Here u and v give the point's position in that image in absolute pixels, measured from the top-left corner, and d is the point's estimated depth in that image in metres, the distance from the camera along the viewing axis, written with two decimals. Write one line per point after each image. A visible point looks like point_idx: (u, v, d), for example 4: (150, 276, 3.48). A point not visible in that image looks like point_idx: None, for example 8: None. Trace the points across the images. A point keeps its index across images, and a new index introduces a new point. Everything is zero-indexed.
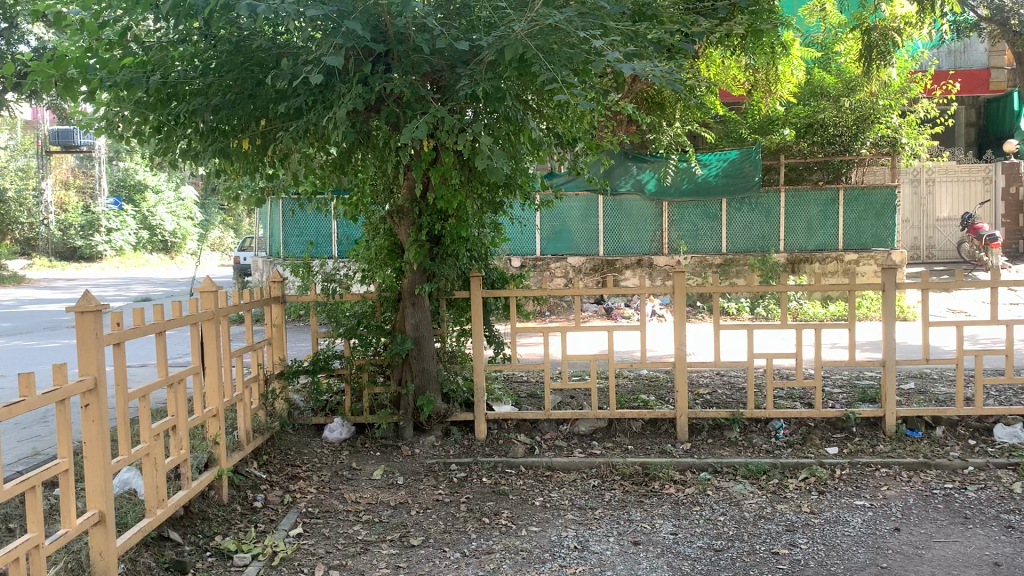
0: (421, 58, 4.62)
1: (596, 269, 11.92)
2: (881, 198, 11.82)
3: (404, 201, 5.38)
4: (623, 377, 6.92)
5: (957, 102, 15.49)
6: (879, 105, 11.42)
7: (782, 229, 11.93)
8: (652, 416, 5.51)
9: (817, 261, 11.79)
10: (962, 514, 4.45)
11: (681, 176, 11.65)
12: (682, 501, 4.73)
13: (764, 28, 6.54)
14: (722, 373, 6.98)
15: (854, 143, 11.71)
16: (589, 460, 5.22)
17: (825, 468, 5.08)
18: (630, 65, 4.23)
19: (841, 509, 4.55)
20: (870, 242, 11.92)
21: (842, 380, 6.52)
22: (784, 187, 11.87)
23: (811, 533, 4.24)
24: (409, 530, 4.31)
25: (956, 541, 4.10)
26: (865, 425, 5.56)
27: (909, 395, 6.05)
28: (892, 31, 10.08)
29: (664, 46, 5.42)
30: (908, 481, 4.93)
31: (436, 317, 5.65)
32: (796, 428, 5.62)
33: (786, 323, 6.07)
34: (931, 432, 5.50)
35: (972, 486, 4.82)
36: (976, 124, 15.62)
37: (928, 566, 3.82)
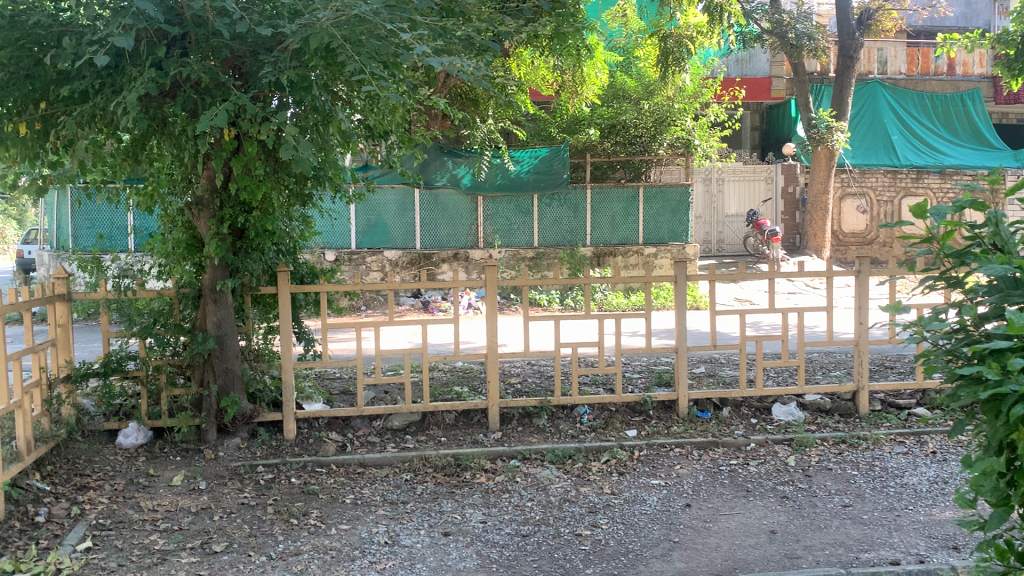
0: (221, 44, 4.43)
1: (413, 262, 11.89)
2: (677, 196, 12.57)
3: (203, 192, 5.12)
4: (437, 369, 6.95)
5: (743, 107, 16.71)
6: (675, 108, 12.08)
7: (589, 224, 12.40)
8: (464, 407, 5.58)
9: (620, 255, 12.45)
10: (745, 488, 4.84)
11: (495, 172, 11.87)
12: (492, 489, 4.83)
13: (568, 31, 6.81)
14: (532, 362, 7.18)
15: (653, 144, 12.38)
16: (401, 455, 5.20)
17: (624, 450, 5.36)
18: (438, 60, 4.26)
19: (639, 489, 4.82)
20: (668, 237, 12.65)
21: (641, 366, 6.90)
22: (590, 184, 12.32)
23: (611, 514, 4.46)
24: (211, 536, 4.13)
25: (739, 513, 4.46)
26: (660, 408, 5.89)
27: (700, 377, 6.51)
28: (687, 39, 10.95)
29: (472, 42, 5.50)
30: (699, 459, 5.30)
31: (240, 314, 5.43)
32: (599, 413, 5.85)
33: (590, 312, 6.32)
34: (718, 412, 5.92)
35: (754, 461, 5.26)
36: (761, 128, 16.84)
37: (714, 537, 4.13)
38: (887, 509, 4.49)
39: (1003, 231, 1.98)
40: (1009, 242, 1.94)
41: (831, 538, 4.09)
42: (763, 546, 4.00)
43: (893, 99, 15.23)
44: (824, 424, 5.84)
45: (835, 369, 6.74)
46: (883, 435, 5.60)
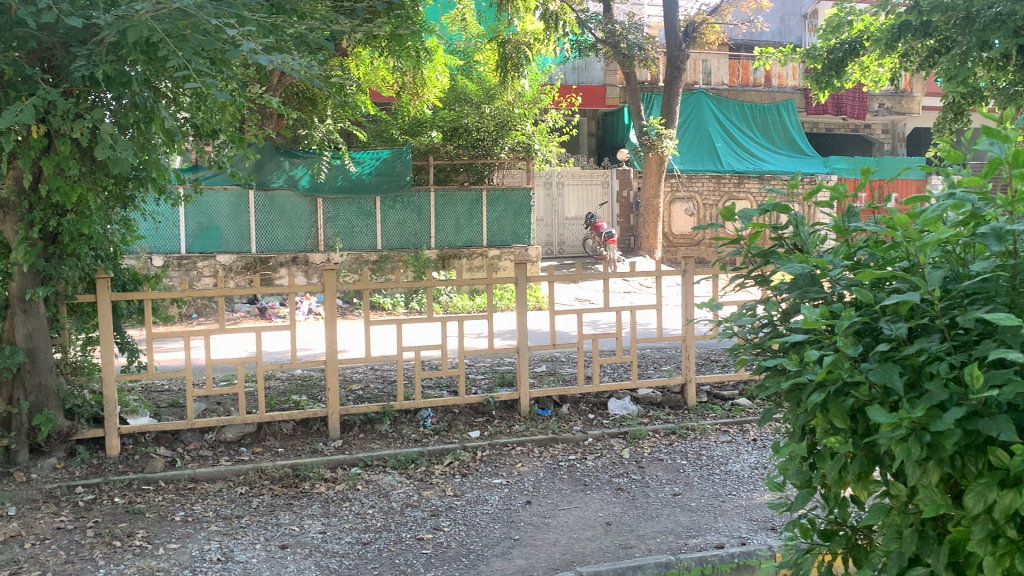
0: (26, 34, 4.11)
1: (248, 267, 11.48)
2: (518, 199, 12.79)
3: (9, 192, 4.71)
4: (275, 378, 6.74)
5: (580, 113, 17.20)
6: (515, 113, 12.34)
7: (432, 227, 12.39)
8: (302, 415, 5.43)
9: (464, 257, 12.50)
10: (582, 482, 4.99)
11: (335, 173, 11.63)
12: (332, 499, 4.73)
13: (405, 34, 6.80)
14: (375, 367, 7.10)
15: (495, 147, 12.51)
16: (236, 468, 5.00)
17: (467, 451, 5.39)
18: (268, 57, 4.11)
19: (480, 489, 4.86)
20: (510, 239, 12.84)
21: (484, 367, 6.96)
22: (432, 187, 12.31)
23: (453, 516, 4.47)
24: (21, 566, 3.81)
25: (576, 507, 4.58)
26: (502, 408, 5.96)
27: (541, 376, 6.65)
28: (524, 45, 11.15)
29: (305, 41, 5.37)
30: (539, 456, 5.41)
31: (55, 325, 5.05)
32: (442, 415, 5.85)
33: (432, 316, 6.31)
34: (558, 409, 6.05)
35: (591, 456, 5.43)
36: (596, 134, 17.43)
37: (553, 533, 4.23)
38: (713, 495, 4.75)
39: (802, 232, 2.14)
40: (807, 242, 2.09)
41: (662, 526, 4.28)
42: (599, 538, 4.13)
43: (716, 109, 16.12)
44: (656, 416, 6.10)
45: (666, 363, 7.07)
46: (710, 425, 5.92)
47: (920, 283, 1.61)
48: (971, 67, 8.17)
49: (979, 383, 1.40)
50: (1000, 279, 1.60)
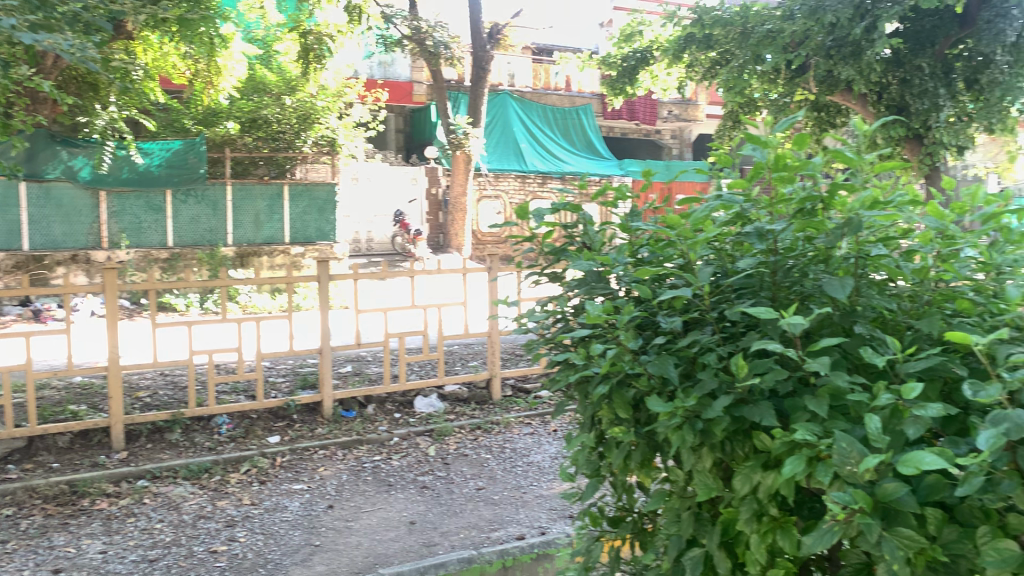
0: None
1: (20, 266, 10.52)
2: (323, 194, 12.44)
3: None
4: (50, 388, 6.16)
5: (386, 110, 17.02)
6: (318, 106, 12.02)
7: (229, 223, 11.83)
8: (80, 427, 4.99)
9: (265, 255, 12.10)
10: (387, 483, 4.93)
11: (119, 164, 10.84)
12: (115, 515, 4.39)
13: (197, 19, 6.43)
14: (165, 372, 6.67)
15: (297, 141, 12.12)
16: (1, 488, 4.50)
17: (266, 457, 5.17)
18: (34, 37, 3.70)
19: (280, 496, 4.69)
20: (314, 236, 12.50)
21: (285, 369, 6.72)
22: (230, 180, 11.72)
23: (250, 525, 4.27)
24: None
25: (380, 508, 4.52)
26: (304, 411, 5.78)
27: (346, 377, 6.51)
28: (326, 37, 10.88)
29: (80, 22, 4.92)
30: (343, 459, 5.29)
31: None
32: (239, 422, 5.57)
33: (228, 316, 5.99)
34: (363, 410, 5.93)
35: (396, 455, 5.38)
36: (403, 130, 17.34)
37: (356, 536, 4.14)
38: (515, 487, 4.85)
39: (590, 232, 2.22)
40: (596, 241, 2.17)
41: (465, 522, 4.30)
42: (402, 538, 4.09)
43: (520, 111, 16.45)
44: (461, 412, 6.15)
45: (472, 359, 7.15)
46: (513, 418, 6.05)
47: (691, 279, 1.70)
48: (746, 78, 8.87)
49: (744, 374, 1.49)
50: (762, 275, 1.74)
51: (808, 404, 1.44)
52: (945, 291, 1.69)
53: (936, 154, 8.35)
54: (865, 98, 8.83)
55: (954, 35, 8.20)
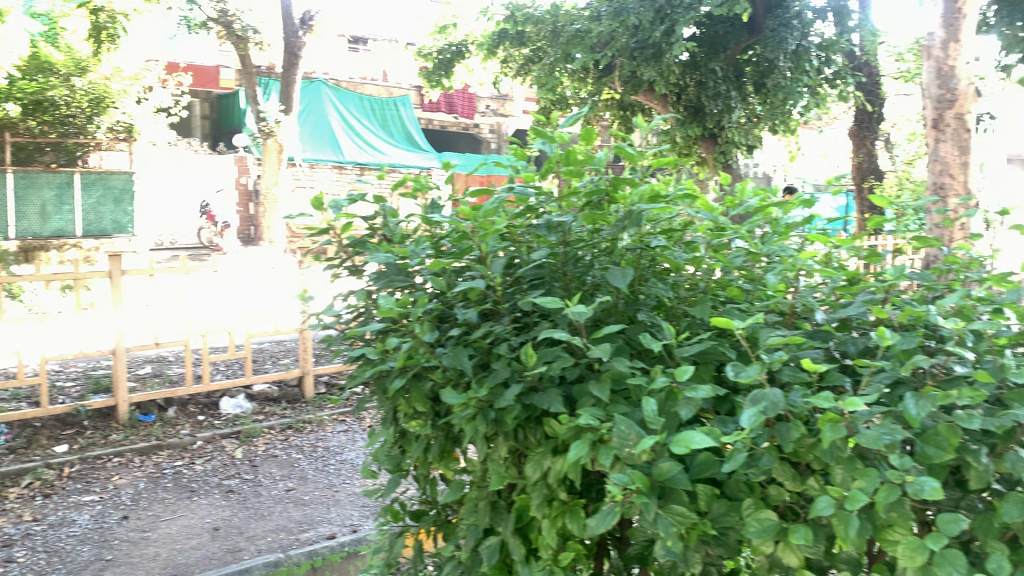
0: None
1: None
2: (119, 184, 11.87)
3: None
4: None
5: (191, 95, 16.11)
6: (114, 90, 10.95)
7: (12, 215, 10.96)
8: None
9: (54, 248, 11.41)
10: (189, 489, 4.67)
11: None
12: None
13: None
14: None
15: (89, 126, 11.09)
16: None
17: (51, 469, 4.75)
18: None
19: (67, 510, 4.33)
20: (109, 229, 11.94)
21: (75, 373, 6.22)
22: (11, 168, 10.82)
23: (31, 544, 3.91)
24: None
25: (181, 516, 4.28)
26: (96, 417, 5.36)
27: (144, 378, 6.11)
28: (121, 15, 9.95)
29: None
30: (140, 466, 4.96)
31: None
32: (20, 431, 5.08)
33: (4, 316, 5.43)
34: (163, 414, 5.59)
35: (199, 460, 5.11)
36: (210, 117, 16.50)
37: (153, 547, 3.89)
38: (326, 486, 4.74)
39: (390, 223, 2.17)
40: (394, 232, 2.12)
41: (273, 524, 4.16)
42: (204, 546, 3.89)
43: (336, 99, 16.04)
44: (271, 412, 5.93)
45: (283, 357, 6.92)
46: (326, 416, 5.91)
47: (484, 270, 1.71)
48: (558, 76, 9.22)
49: (534, 362, 1.51)
50: (553, 266, 1.77)
51: (592, 390, 1.49)
52: (719, 280, 1.81)
53: (729, 153, 8.99)
54: (666, 98, 9.31)
55: (744, 42, 8.77)
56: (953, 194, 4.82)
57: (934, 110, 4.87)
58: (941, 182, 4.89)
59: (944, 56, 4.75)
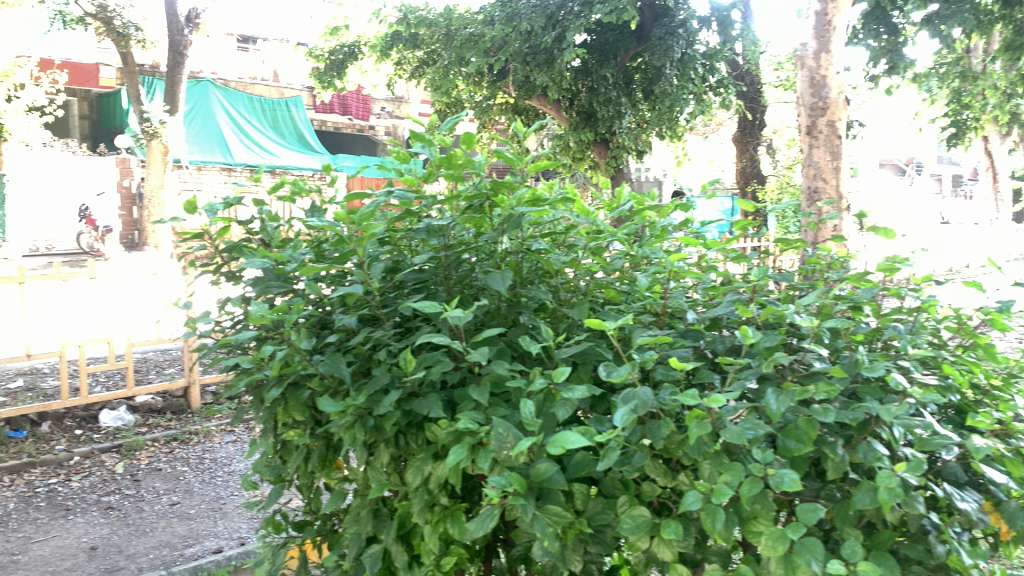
0: None
1: None
2: None
3: None
4: None
5: (68, 93, 15.37)
6: None
7: None
8: None
9: None
10: (63, 507, 4.44)
11: None
12: None
13: None
14: None
15: None
16: None
17: None
18: None
19: None
20: None
21: None
22: None
23: None
24: None
25: (54, 537, 4.06)
26: None
27: (15, 392, 5.77)
28: None
29: None
30: (10, 485, 4.68)
31: None
32: None
33: None
34: (36, 429, 5.29)
35: (76, 476, 4.86)
36: (89, 117, 15.77)
37: (23, 570, 3.68)
38: (213, 499, 4.59)
39: (269, 227, 2.11)
40: (274, 236, 2.07)
41: (155, 541, 4.00)
42: (80, 567, 3.70)
43: (225, 99, 15.57)
44: (155, 424, 5.69)
45: (168, 367, 6.66)
46: (213, 426, 5.73)
47: (363, 274, 1.68)
48: (452, 79, 9.20)
49: (412, 367, 1.50)
50: (435, 270, 1.76)
51: (471, 393, 1.48)
52: (597, 282, 1.84)
53: (620, 157, 9.20)
54: (559, 103, 9.41)
55: (632, 49, 9.00)
56: (825, 198, 5.09)
57: (808, 117, 5.11)
58: (814, 186, 5.14)
59: (816, 66, 5.00)
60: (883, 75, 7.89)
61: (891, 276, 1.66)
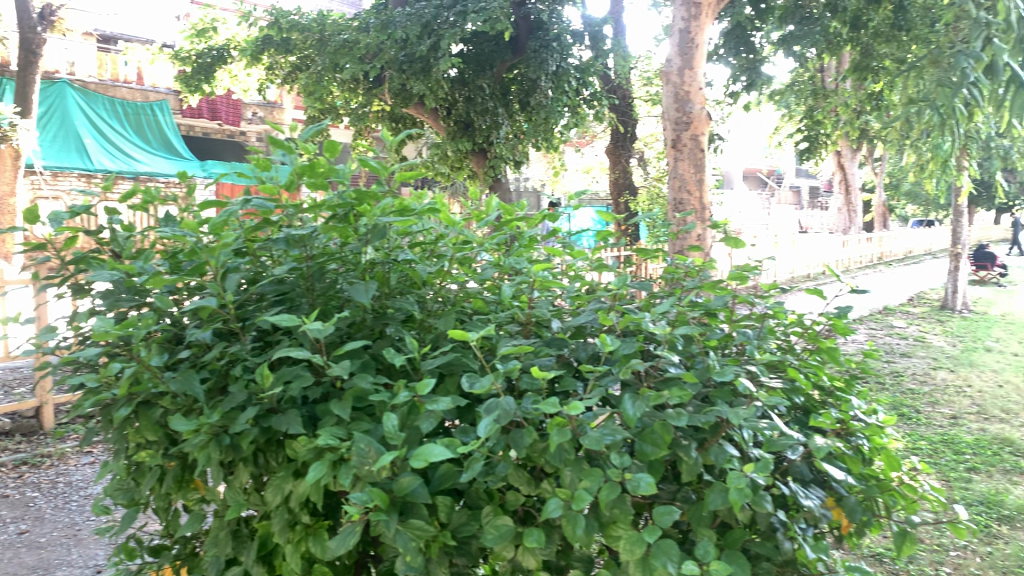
0: None
1: None
2: None
3: None
4: None
5: None
6: None
7: None
8: None
9: None
10: None
11: None
12: None
13: None
14: None
15: None
16: None
17: None
18: None
19: None
20: None
21: None
22: None
23: None
24: None
25: None
26: None
27: None
28: None
29: None
30: None
31: None
32: None
33: None
34: None
35: None
36: None
37: None
38: (66, 526, 4.32)
39: (121, 238, 2.00)
40: (126, 246, 1.96)
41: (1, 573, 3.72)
42: None
43: (82, 103, 14.68)
44: (1, 447, 5.31)
45: (18, 386, 6.22)
46: (69, 447, 5.40)
47: (218, 288, 1.62)
48: (326, 85, 8.95)
49: (270, 383, 1.45)
50: (297, 281, 1.72)
51: (332, 409, 1.44)
52: (464, 293, 1.84)
53: (498, 167, 9.24)
54: (436, 112, 9.38)
55: (508, 60, 9.07)
56: (689, 209, 5.27)
57: (673, 131, 5.29)
58: (680, 197, 5.32)
59: (679, 82, 5.23)
60: (743, 91, 8.26)
61: (741, 283, 1.74)
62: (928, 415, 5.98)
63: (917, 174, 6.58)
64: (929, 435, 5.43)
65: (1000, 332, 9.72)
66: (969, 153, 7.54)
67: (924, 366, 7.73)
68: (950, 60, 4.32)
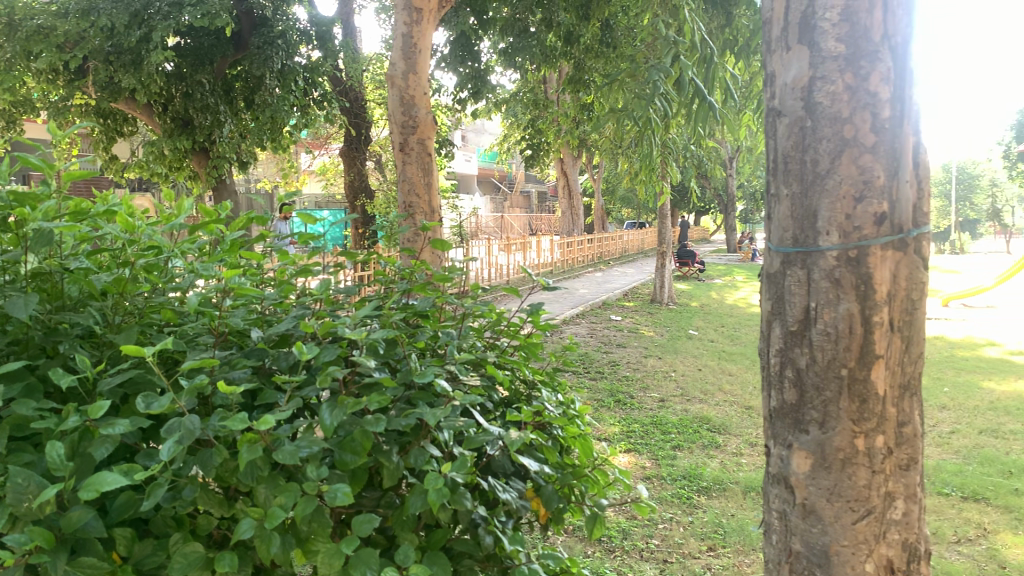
0: None
1: None
2: None
3: None
4: None
5: None
6: None
7: None
8: None
9: None
10: None
11: None
12: None
13: None
14: None
15: None
16: None
17: None
18: None
19: None
20: None
21: None
22: None
23: None
24: None
25: None
26: None
27: None
28: None
29: None
30: None
31: None
32: None
33: None
34: None
35: None
36: None
37: None
38: None
39: None
40: None
41: None
42: None
43: None
44: None
45: None
46: None
47: None
48: (19, 74, 7.98)
49: None
50: None
51: None
52: (153, 304, 1.68)
53: (220, 167, 8.75)
54: (151, 108, 8.70)
55: (229, 55, 8.59)
56: (419, 213, 5.29)
57: (399, 134, 5.29)
58: (409, 200, 5.34)
59: (405, 86, 5.26)
60: (470, 98, 8.47)
61: (446, 285, 1.74)
62: (640, 400, 6.49)
63: (628, 180, 7.12)
64: (641, 419, 5.89)
65: (700, 321, 10.83)
66: (668, 162, 8.30)
67: (637, 355, 8.42)
68: (646, 74, 4.67)
